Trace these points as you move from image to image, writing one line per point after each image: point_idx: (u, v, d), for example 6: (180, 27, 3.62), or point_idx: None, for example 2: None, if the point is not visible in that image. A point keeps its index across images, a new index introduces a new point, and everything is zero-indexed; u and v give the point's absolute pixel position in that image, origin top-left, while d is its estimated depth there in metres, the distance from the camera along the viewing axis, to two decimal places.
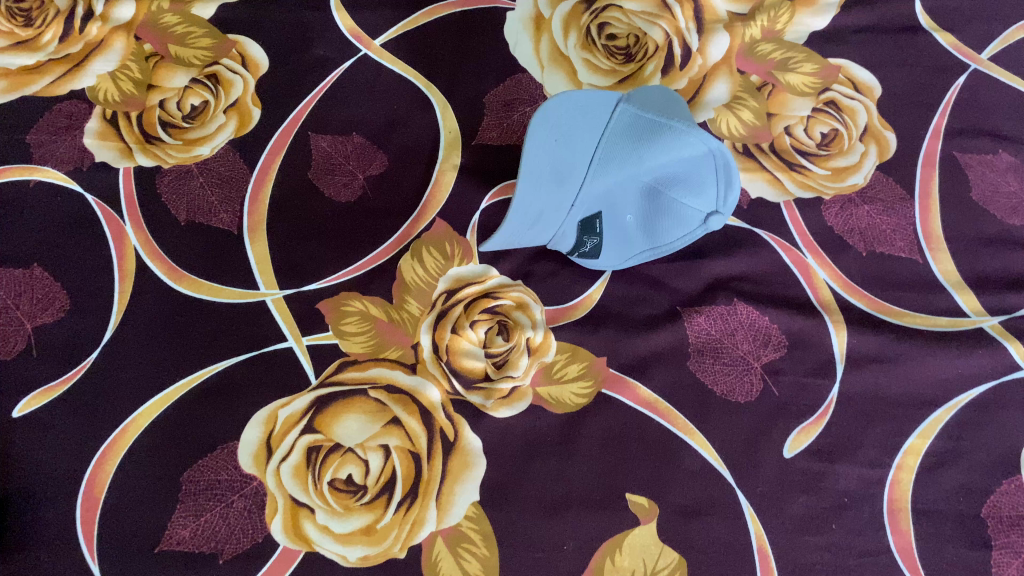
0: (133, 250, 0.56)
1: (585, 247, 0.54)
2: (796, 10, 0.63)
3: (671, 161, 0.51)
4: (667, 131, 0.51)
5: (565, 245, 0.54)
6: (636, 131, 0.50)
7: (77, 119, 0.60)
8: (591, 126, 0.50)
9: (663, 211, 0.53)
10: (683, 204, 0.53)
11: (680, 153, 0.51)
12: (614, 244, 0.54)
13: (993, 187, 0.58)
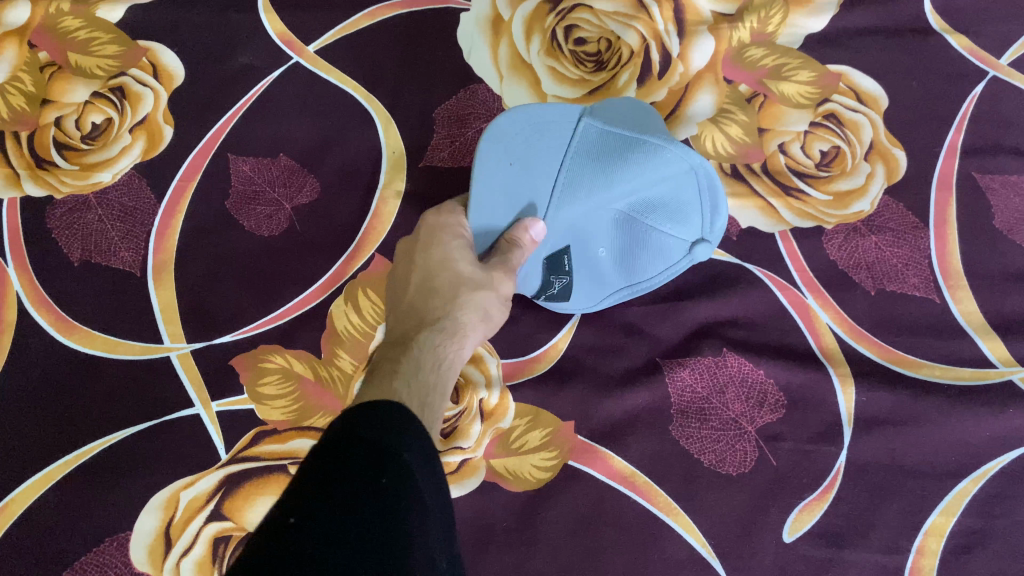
0: (15, 296, 0.47)
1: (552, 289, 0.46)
2: (790, 9, 0.56)
3: (654, 182, 0.44)
4: (643, 145, 0.43)
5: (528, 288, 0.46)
6: (609, 147, 0.44)
7: None
8: (554, 144, 0.44)
9: (641, 240, 0.45)
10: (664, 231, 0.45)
11: (662, 171, 0.43)
12: (583, 284, 0.46)
13: (1019, 214, 0.50)
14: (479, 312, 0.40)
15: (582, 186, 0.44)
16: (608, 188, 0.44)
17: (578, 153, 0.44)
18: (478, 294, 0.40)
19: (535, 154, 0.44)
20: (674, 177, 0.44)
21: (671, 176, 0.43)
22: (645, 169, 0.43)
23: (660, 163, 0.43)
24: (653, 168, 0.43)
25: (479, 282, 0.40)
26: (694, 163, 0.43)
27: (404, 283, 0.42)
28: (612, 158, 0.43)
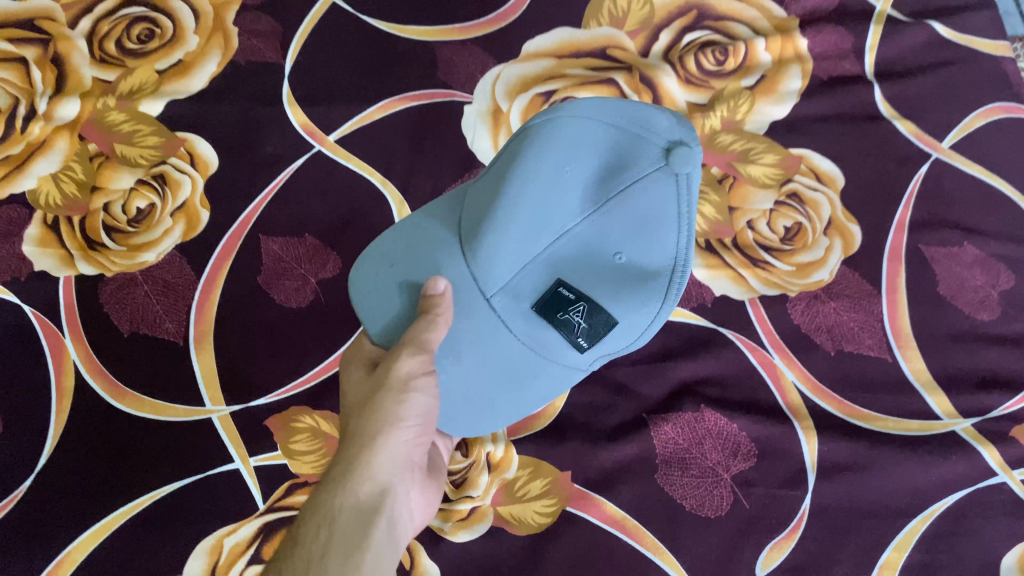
0: (72, 365, 0.53)
1: (586, 332, 0.36)
2: (756, 99, 0.63)
3: (570, 139, 0.38)
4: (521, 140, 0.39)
5: (566, 352, 0.37)
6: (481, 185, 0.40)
7: (17, 225, 0.57)
8: (431, 233, 0.40)
9: (639, 204, 0.36)
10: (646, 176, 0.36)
11: (564, 128, 0.38)
12: (624, 301, 0.36)
13: (960, 281, 0.57)
14: (399, 415, 0.39)
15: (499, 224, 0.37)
16: (525, 196, 0.37)
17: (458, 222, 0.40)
18: (405, 411, 0.38)
19: (420, 243, 0.40)
20: (584, 123, 0.39)
21: (594, 122, 0.38)
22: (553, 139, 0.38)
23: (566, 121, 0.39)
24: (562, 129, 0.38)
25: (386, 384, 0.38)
26: (578, 106, 0.40)
27: (350, 385, 0.42)
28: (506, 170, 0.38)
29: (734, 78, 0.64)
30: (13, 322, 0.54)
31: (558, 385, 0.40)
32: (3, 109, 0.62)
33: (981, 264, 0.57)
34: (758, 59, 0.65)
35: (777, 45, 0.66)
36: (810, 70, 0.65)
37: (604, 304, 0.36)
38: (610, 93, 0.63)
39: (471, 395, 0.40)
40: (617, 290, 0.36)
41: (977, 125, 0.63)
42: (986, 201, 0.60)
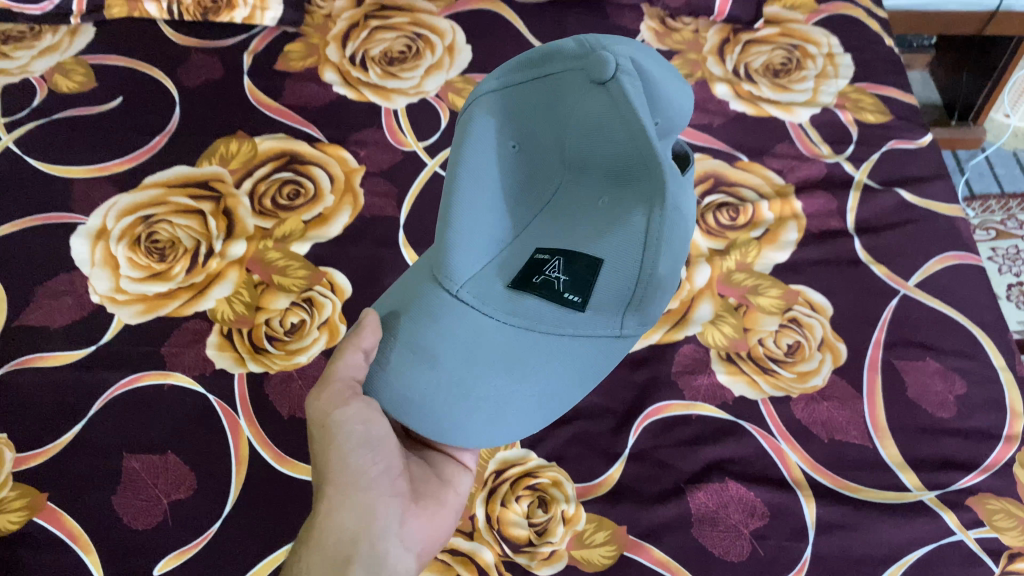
0: (246, 439, 0.70)
1: (560, 277, 0.50)
2: (762, 247, 0.83)
3: (493, 117, 0.54)
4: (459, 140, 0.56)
5: (551, 304, 0.50)
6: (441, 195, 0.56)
7: (201, 334, 0.76)
8: (409, 279, 0.55)
9: (591, 127, 0.51)
10: (578, 96, 0.52)
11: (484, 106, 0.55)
12: (598, 241, 0.50)
13: (925, 387, 0.73)
14: (342, 450, 0.49)
15: (467, 220, 0.52)
16: (470, 191, 0.52)
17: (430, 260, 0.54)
18: (340, 449, 0.49)
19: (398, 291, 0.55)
20: (500, 97, 0.55)
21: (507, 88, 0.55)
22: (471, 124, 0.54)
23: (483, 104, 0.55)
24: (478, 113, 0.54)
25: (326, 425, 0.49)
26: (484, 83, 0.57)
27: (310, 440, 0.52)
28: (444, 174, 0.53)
29: (744, 230, 0.84)
30: (202, 406, 0.72)
31: (589, 358, 0.51)
32: (189, 248, 0.81)
33: (941, 374, 0.74)
34: (763, 216, 0.85)
35: (777, 206, 0.86)
36: (804, 224, 0.85)
37: (576, 255, 0.50)
38: None
39: (468, 378, 0.49)
40: (589, 235, 0.51)
41: (935, 268, 0.81)
42: (945, 326, 0.77)
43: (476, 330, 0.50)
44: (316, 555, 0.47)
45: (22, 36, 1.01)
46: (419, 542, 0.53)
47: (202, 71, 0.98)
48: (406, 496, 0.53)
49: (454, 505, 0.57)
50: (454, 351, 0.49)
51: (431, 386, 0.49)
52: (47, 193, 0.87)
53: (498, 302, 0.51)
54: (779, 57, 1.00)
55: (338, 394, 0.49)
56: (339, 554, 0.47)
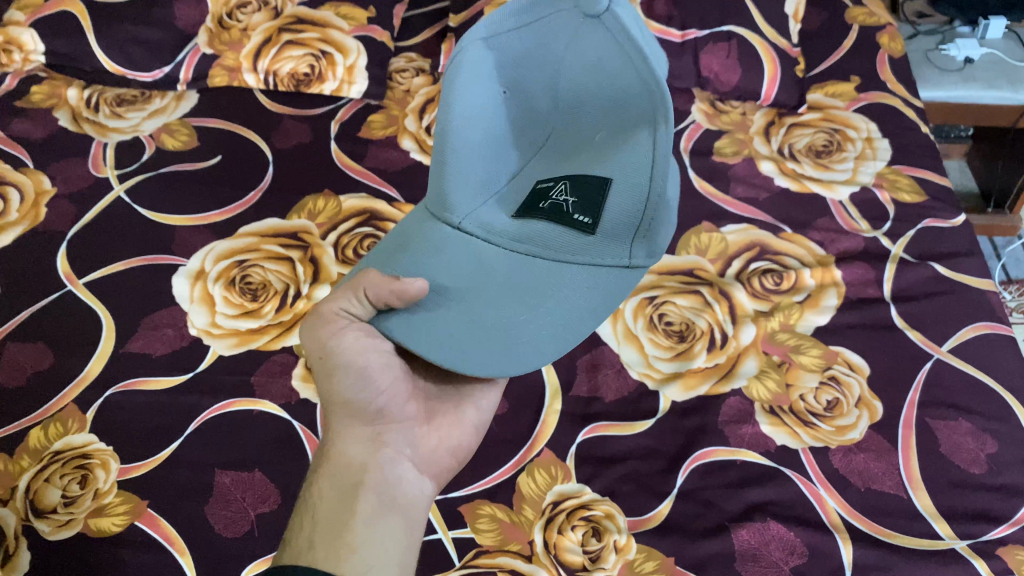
0: None
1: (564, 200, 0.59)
2: (804, 311, 0.89)
3: (491, 63, 0.64)
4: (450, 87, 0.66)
5: (558, 225, 0.59)
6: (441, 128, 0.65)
7: (288, 367, 0.84)
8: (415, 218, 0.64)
9: (586, 63, 0.61)
10: (569, 34, 0.62)
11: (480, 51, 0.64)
12: (605, 161, 0.59)
13: (957, 445, 0.78)
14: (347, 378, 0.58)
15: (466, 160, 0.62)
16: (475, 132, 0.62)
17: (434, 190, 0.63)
18: (342, 381, 0.58)
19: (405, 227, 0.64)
20: (490, 45, 0.65)
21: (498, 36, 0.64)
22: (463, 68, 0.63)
23: (477, 50, 0.64)
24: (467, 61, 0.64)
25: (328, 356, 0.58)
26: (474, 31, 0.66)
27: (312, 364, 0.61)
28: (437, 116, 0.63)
29: (787, 294, 0.91)
30: (287, 431, 0.79)
31: (602, 283, 0.60)
32: (279, 290, 0.90)
33: (973, 434, 0.79)
34: (805, 282, 0.92)
35: (818, 274, 0.93)
36: (844, 291, 0.91)
37: (580, 181, 0.59)
38: (697, 299, 0.89)
39: (485, 292, 0.58)
40: (594, 160, 0.60)
41: (967, 336, 0.87)
42: (976, 390, 0.82)
43: (484, 256, 0.59)
44: (330, 475, 0.59)
45: (134, 99, 1.15)
46: (431, 456, 0.65)
47: (293, 135, 1.10)
48: (417, 416, 0.65)
49: (467, 424, 0.68)
50: (471, 277, 0.58)
51: (445, 324, 0.56)
52: (152, 236, 0.96)
53: (506, 231, 0.60)
54: (820, 140, 1.09)
55: (332, 324, 0.57)
56: (348, 475, 0.59)
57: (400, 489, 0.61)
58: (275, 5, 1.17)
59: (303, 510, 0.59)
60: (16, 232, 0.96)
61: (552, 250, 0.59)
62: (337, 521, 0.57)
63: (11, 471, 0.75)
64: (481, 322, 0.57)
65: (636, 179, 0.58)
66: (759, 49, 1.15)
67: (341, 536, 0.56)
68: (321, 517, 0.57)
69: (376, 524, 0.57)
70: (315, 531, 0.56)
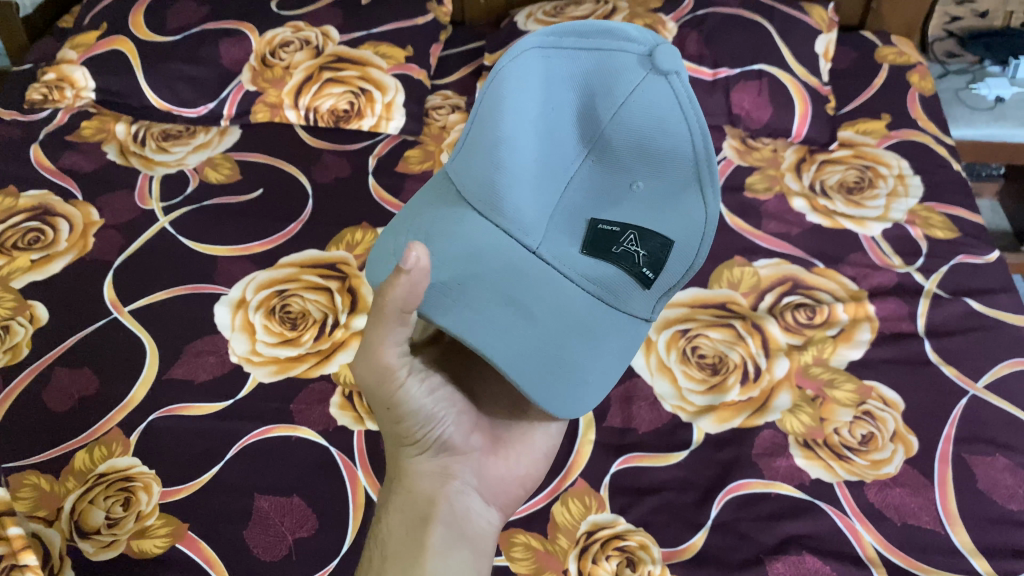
0: (363, 487, 0.78)
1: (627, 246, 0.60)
2: (838, 344, 0.89)
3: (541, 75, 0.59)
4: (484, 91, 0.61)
5: (616, 271, 0.60)
6: (477, 128, 0.60)
7: (326, 394, 0.85)
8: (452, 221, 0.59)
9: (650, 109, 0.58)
10: (633, 74, 0.59)
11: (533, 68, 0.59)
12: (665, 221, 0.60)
13: (995, 481, 0.77)
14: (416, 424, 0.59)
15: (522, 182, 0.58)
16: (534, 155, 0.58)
17: (474, 182, 0.59)
18: (408, 425, 0.59)
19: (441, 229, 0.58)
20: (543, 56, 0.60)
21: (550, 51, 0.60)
22: (516, 86, 0.58)
23: (529, 64, 0.59)
24: (519, 77, 0.59)
25: (393, 404, 0.58)
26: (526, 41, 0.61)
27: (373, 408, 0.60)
28: (483, 124, 0.59)
29: (821, 328, 0.91)
30: (324, 457, 0.80)
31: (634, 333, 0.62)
32: (317, 319, 0.92)
33: (1010, 470, 0.78)
34: (838, 317, 0.92)
35: (852, 308, 0.93)
36: (877, 326, 0.91)
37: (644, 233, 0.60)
38: (730, 332, 0.90)
39: (554, 330, 0.57)
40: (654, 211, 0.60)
41: (1003, 373, 0.87)
42: (1013, 426, 0.82)
43: (541, 278, 0.58)
44: (399, 511, 0.60)
45: (179, 134, 1.19)
46: (500, 486, 0.66)
47: (332, 169, 1.13)
48: (482, 444, 0.66)
49: (534, 450, 0.69)
50: (544, 309, 0.57)
51: (516, 349, 0.55)
52: (195, 267, 0.99)
53: (577, 269, 0.59)
54: (852, 176, 1.10)
55: (393, 376, 0.56)
56: (416, 508, 0.60)
57: (469, 522, 0.62)
58: (317, 44, 1.22)
59: (373, 546, 0.60)
60: (65, 261, 0.99)
61: (609, 292, 0.60)
62: (408, 558, 0.57)
63: (56, 492, 0.77)
64: (545, 352, 0.57)
65: (691, 244, 0.61)
66: (790, 88, 1.17)
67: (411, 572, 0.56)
68: (391, 553, 0.58)
69: (445, 561, 0.58)
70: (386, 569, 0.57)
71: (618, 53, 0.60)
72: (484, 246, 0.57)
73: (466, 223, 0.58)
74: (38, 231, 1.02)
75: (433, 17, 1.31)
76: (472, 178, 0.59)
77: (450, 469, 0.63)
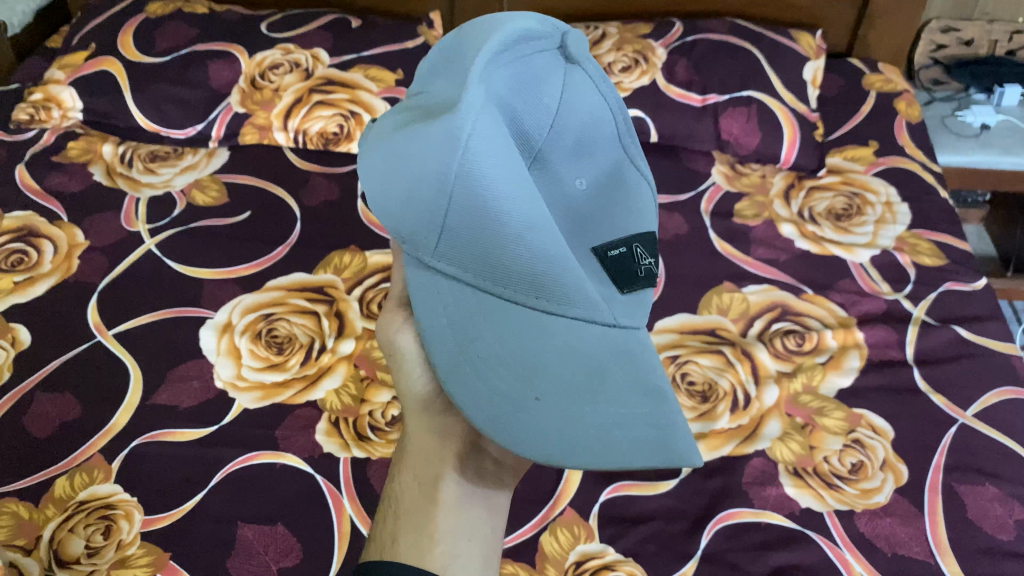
0: (349, 516, 0.77)
1: (645, 264, 0.60)
2: (827, 372, 0.89)
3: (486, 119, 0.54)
4: (438, 164, 0.52)
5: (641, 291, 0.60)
6: (456, 210, 0.53)
7: (312, 421, 0.84)
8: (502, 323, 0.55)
9: (575, 109, 0.61)
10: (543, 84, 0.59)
11: (490, 122, 0.54)
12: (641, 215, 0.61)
13: (985, 511, 0.77)
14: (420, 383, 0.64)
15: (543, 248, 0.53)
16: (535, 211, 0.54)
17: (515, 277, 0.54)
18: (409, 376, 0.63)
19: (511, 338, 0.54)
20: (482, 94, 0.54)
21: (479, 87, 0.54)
22: (482, 145, 0.52)
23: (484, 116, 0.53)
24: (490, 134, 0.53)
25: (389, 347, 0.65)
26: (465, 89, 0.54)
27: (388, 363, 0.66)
28: (484, 211, 0.52)
29: (810, 355, 0.91)
30: (310, 485, 0.79)
31: None
32: (304, 344, 0.91)
33: (1000, 499, 0.78)
34: (827, 344, 0.92)
35: (841, 335, 0.93)
36: (866, 353, 0.91)
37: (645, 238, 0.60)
38: (720, 359, 0.90)
39: (646, 369, 0.57)
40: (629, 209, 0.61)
41: (991, 402, 0.87)
42: (1003, 455, 0.82)
43: (612, 347, 0.56)
44: (412, 467, 0.62)
45: (167, 155, 1.18)
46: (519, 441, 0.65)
47: (321, 193, 1.13)
48: None
49: None
50: (627, 363, 0.56)
51: (602, 435, 0.54)
52: (181, 289, 0.98)
53: (621, 309, 0.58)
54: (840, 203, 1.11)
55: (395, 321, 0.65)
56: (427, 468, 0.61)
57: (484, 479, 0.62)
58: (307, 66, 1.22)
59: (388, 504, 0.61)
60: (49, 283, 0.98)
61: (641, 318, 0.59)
62: (420, 514, 0.58)
63: (36, 521, 0.75)
64: (654, 415, 0.56)
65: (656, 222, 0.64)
66: (779, 114, 1.18)
67: (425, 529, 0.58)
68: (403, 509, 0.60)
69: (457, 518, 0.59)
70: (399, 524, 0.59)
71: (536, 56, 0.60)
72: (523, 337, 0.54)
73: (484, 324, 0.55)
74: (22, 253, 1.01)
75: (424, 41, 1.31)
76: (479, 272, 0.54)
77: (464, 426, 0.62)
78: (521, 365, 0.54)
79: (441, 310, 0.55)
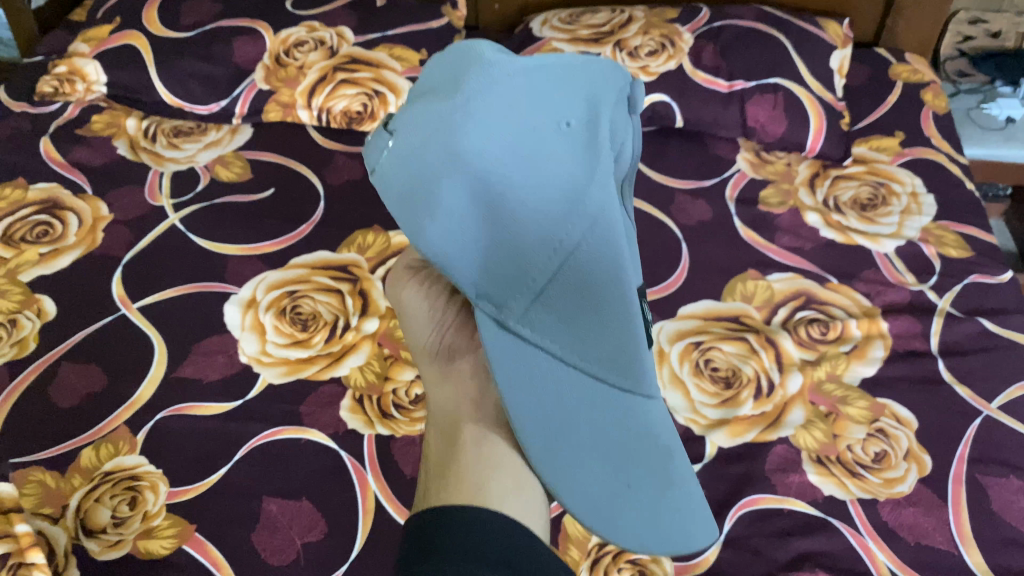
0: (373, 493, 0.77)
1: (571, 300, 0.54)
2: (851, 361, 0.89)
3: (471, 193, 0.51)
4: (563, 227, 0.51)
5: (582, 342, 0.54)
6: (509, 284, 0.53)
7: (336, 397, 0.85)
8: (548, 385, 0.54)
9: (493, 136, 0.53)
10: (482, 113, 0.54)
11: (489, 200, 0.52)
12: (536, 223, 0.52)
13: (1008, 503, 0.77)
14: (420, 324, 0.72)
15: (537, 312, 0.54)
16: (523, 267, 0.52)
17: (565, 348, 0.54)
18: (411, 325, 0.73)
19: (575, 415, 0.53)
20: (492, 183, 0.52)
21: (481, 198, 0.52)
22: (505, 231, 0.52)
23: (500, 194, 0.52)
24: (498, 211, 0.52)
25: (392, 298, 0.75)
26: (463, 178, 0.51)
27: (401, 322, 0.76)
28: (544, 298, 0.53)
29: (834, 344, 0.91)
30: (333, 461, 0.79)
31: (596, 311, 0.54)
32: (328, 321, 0.91)
33: None
34: (851, 333, 0.92)
35: (865, 324, 0.93)
36: (890, 343, 0.91)
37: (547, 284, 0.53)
38: (744, 346, 0.89)
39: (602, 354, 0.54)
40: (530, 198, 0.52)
41: (1016, 395, 0.86)
42: None
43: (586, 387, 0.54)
44: (435, 426, 0.66)
45: (191, 131, 1.18)
46: None
47: (344, 172, 1.13)
48: None
49: None
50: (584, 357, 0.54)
51: (634, 520, 0.54)
52: (205, 264, 0.98)
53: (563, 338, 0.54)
54: (865, 193, 1.10)
55: (396, 286, 0.75)
56: (446, 420, 0.65)
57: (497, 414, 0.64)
58: (331, 45, 1.21)
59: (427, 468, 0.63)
60: (73, 255, 0.98)
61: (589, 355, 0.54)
62: (444, 458, 0.61)
63: (63, 490, 0.76)
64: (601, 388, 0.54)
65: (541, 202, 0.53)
66: (805, 103, 1.17)
67: (447, 467, 0.59)
68: (433, 458, 0.63)
69: (477, 445, 0.60)
70: (430, 474, 0.61)
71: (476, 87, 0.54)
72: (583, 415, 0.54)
73: (570, 390, 0.55)
74: (47, 225, 1.01)
75: (449, 21, 1.31)
76: (567, 344, 0.54)
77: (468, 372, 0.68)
78: (595, 443, 0.55)
79: (518, 371, 0.54)
